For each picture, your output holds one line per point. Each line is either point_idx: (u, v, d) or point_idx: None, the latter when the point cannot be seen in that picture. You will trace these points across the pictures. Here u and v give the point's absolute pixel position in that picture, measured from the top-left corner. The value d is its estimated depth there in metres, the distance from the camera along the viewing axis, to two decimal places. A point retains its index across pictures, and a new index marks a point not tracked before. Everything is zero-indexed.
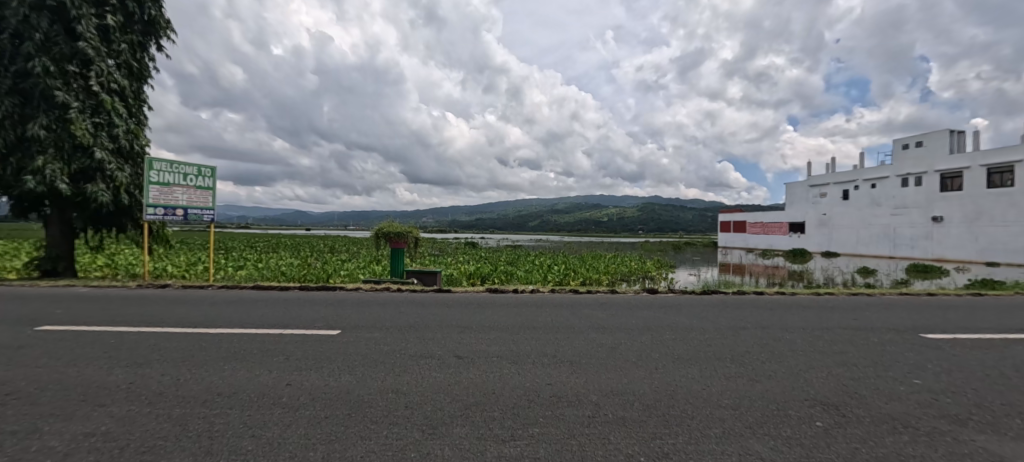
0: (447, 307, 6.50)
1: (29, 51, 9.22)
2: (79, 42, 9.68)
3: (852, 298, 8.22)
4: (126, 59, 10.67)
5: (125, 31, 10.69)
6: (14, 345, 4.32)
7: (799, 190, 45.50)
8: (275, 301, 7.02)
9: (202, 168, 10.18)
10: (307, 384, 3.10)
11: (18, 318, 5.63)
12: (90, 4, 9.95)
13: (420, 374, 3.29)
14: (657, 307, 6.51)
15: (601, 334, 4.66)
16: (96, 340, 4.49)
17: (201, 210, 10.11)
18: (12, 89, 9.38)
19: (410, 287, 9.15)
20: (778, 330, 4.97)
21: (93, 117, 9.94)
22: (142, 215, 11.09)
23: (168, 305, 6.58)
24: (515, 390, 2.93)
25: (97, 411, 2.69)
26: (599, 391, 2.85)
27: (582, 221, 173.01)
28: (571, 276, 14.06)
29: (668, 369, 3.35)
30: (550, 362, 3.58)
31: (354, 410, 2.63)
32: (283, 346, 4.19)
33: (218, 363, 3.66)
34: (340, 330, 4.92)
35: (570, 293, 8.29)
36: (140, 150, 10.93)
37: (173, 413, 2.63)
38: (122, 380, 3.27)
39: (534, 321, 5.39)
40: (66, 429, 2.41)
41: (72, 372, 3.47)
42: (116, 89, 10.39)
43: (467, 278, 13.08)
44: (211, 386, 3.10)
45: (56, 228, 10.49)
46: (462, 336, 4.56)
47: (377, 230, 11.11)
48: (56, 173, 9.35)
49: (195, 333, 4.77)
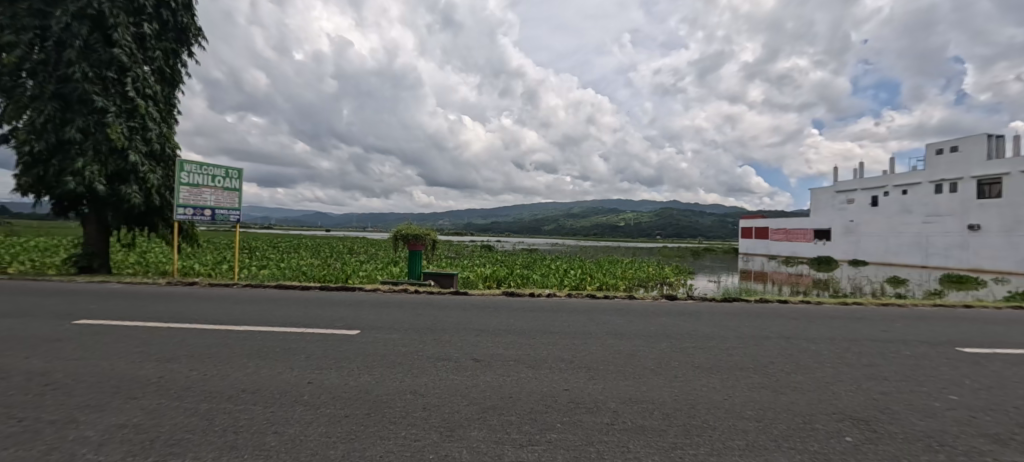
0: (463, 309, 6.53)
1: (71, 57, 9.75)
2: (116, 49, 10.14)
3: (882, 308, 7.88)
4: (160, 65, 11.12)
5: (159, 39, 11.14)
6: (54, 338, 4.56)
7: (825, 196, 44.09)
8: (295, 300, 7.16)
9: (229, 170, 10.54)
10: (328, 383, 3.16)
11: (53, 312, 5.87)
12: (127, 12, 10.40)
13: (437, 377, 3.30)
14: (676, 314, 6.42)
15: (619, 340, 4.61)
16: (128, 335, 4.68)
17: (228, 211, 10.46)
18: (54, 93, 9.93)
19: (426, 289, 9.18)
20: (802, 340, 4.84)
21: (128, 121, 10.38)
22: (173, 215, 11.48)
23: (192, 303, 6.78)
24: (531, 394, 2.91)
25: (129, 403, 2.80)
26: (617, 398, 2.82)
27: (599, 225, 171.33)
28: (587, 281, 13.99)
29: (687, 377, 3.30)
30: (568, 367, 3.58)
31: (373, 410, 2.66)
32: (305, 345, 4.29)
33: (242, 360, 3.76)
34: (359, 330, 5.00)
35: (586, 299, 8.18)
36: (171, 153, 11.30)
37: (199, 408, 2.72)
38: (154, 374, 3.40)
39: (551, 326, 5.37)
40: (100, 421, 2.51)
41: (107, 365, 3.64)
42: (150, 94, 10.80)
43: (483, 281, 13.09)
44: (236, 382, 3.20)
45: (90, 226, 10.90)
46: (478, 340, 4.57)
47: (396, 232, 11.28)
48: (93, 174, 9.81)
49: (221, 330, 4.90)
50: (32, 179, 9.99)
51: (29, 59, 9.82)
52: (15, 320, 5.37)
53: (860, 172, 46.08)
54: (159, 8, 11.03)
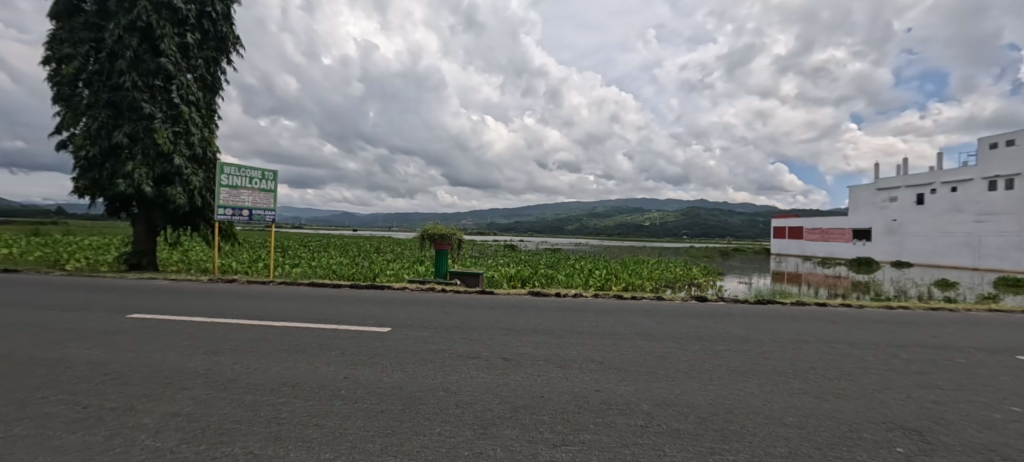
0: (490, 309, 6.57)
1: (122, 68, 10.41)
2: (162, 58, 10.74)
3: (932, 313, 7.42)
4: (202, 73, 11.70)
5: (202, 48, 11.72)
6: (112, 330, 4.89)
7: (865, 194, 41.93)
8: (327, 298, 7.39)
9: (265, 172, 11.00)
10: (363, 379, 3.25)
11: (109, 306, 6.29)
12: (172, 23, 10.98)
13: (468, 375, 3.35)
14: (708, 316, 6.25)
15: (649, 342, 4.54)
16: (177, 329, 4.96)
17: (264, 211, 10.92)
18: (107, 101, 10.61)
19: (453, 288, 9.30)
20: (844, 344, 4.63)
21: (173, 126, 10.98)
22: (213, 216, 12.05)
23: (233, 299, 7.11)
24: (563, 394, 2.91)
25: (180, 393, 2.97)
26: (650, 401, 2.77)
27: (623, 224, 168.74)
28: (613, 281, 13.82)
29: (723, 381, 3.22)
30: (597, 368, 3.55)
31: (407, 406, 2.72)
32: (340, 342, 4.43)
33: (281, 355, 3.92)
34: (390, 328, 5.12)
35: (614, 299, 8.07)
36: (212, 156, 11.88)
37: (245, 399, 2.85)
38: (201, 366, 3.59)
39: (579, 326, 5.34)
40: (155, 409, 2.67)
41: (159, 356, 3.87)
42: (193, 100, 11.39)
43: (508, 280, 13.16)
44: (276, 376, 3.34)
45: (138, 226, 11.54)
46: (507, 339, 4.60)
47: (423, 231, 11.46)
48: (142, 177, 10.42)
49: (261, 326, 5.12)
50: (88, 182, 10.71)
51: (86, 70, 10.53)
52: (76, 313, 5.78)
53: (904, 168, 43.60)
54: (201, 18, 11.59)
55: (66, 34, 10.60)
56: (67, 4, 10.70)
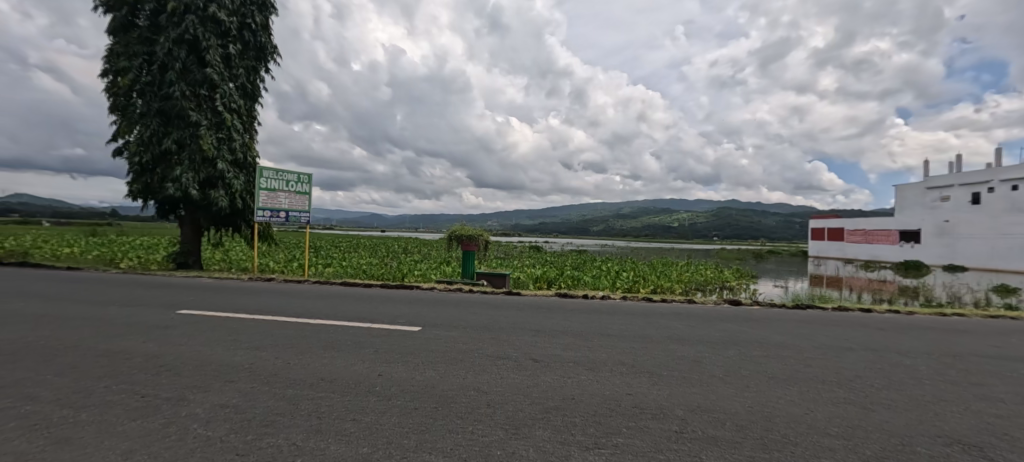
0: (517, 310, 6.60)
1: (172, 78, 11.10)
2: (208, 69, 11.39)
3: (990, 321, 6.91)
4: (243, 81, 12.31)
5: (243, 58, 12.34)
6: (164, 325, 5.22)
7: (912, 193, 39.47)
8: (360, 297, 7.62)
9: (300, 175, 11.51)
10: (396, 377, 3.34)
11: (161, 302, 6.71)
12: (216, 35, 11.62)
13: (498, 375, 3.38)
14: (742, 320, 6.05)
15: (681, 346, 4.43)
16: (221, 325, 5.24)
17: (298, 213, 11.43)
18: (158, 110, 11.31)
19: (480, 289, 9.40)
20: (892, 353, 4.37)
21: (217, 132, 11.60)
22: (252, 218, 12.64)
23: (272, 297, 7.43)
24: (594, 397, 2.89)
25: (227, 386, 3.13)
26: (684, 406, 2.72)
27: (650, 226, 165.27)
28: (640, 283, 13.60)
29: (762, 388, 3.10)
30: (628, 371, 3.50)
31: (440, 404, 2.77)
32: (373, 340, 4.57)
33: (318, 352, 4.08)
34: (420, 327, 5.23)
35: (643, 302, 7.95)
36: (252, 160, 12.48)
37: (286, 393, 2.99)
38: (245, 361, 3.78)
39: (608, 328, 5.28)
40: (205, 400, 2.84)
41: (206, 350, 4.10)
42: (235, 108, 12.00)
43: (533, 282, 13.17)
44: (314, 372, 3.47)
45: (185, 228, 12.22)
46: (535, 340, 4.61)
47: (450, 232, 11.63)
48: (189, 181, 11.05)
49: (298, 323, 5.34)
50: (141, 186, 11.45)
51: (139, 81, 11.28)
52: (131, 308, 6.20)
53: (958, 166, 40.76)
54: (243, 30, 12.22)
55: (122, 48, 11.39)
56: (123, 21, 11.49)
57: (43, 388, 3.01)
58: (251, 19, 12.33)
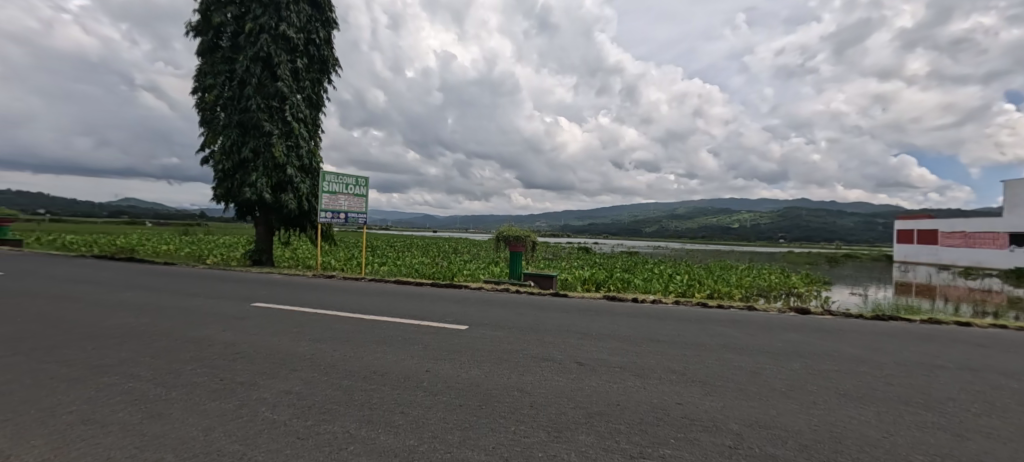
0: (564, 311, 6.55)
1: (249, 93, 12.26)
2: (279, 83, 12.44)
3: None
4: (309, 93, 13.33)
5: (308, 71, 13.36)
6: (240, 316, 5.78)
7: None
8: (412, 295, 7.96)
9: (358, 178, 12.24)
10: (443, 373, 3.44)
11: (239, 296, 7.45)
12: (286, 51, 12.66)
13: (542, 377, 3.37)
14: (809, 330, 5.55)
15: (738, 355, 4.16)
16: (287, 317, 5.70)
17: (357, 214, 12.17)
18: (237, 122, 12.54)
19: (527, 289, 9.45)
20: (995, 373, 3.79)
21: (287, 141, 12.66)
22: (317, 219, 13.65)
23: (333, 293, 7.99)
24: (640, 404, 2.79)
25: (292, 374, 3.41)
26: (740, 420, 2.55)
27: (708, 227, 156.27)
28: (696, 287, 12.95)
29: (831, 405, 2.83)
30: (678, 380, 3.35)
31: (484, 403, 2.82)
32: (422, 336, 4.75)
33: (371, 346, 4.31)
34: (467, 326, 5.36)
35: (696, 307, 7.57)
36: (316, 166, 13.48)
37: (341, 384, 3.18)
38: (307, 351, 4.08)
39: (657, 333, 5.09)
40: (273, 386, 3.11)
41: (275, 341, 4.48)
42: (302, 117, 13.01)
43: (581, 283, 13.00)
44: (368, 365, 3.67)
45: (259, 228, 13.40)
46: (580, 343, 4.55)
47: (498, 233, 11.80)
48: (262, 186, 12.13)
49: (355, 318, 5.69)
50: (223, 191, 12.74)
51: (223, 97, 12.58)
52: (216, 300, 6.95)
53: None
54: (308, 45, 13.23)
55: (208, 68, 12.74)
56: (209, 43, 12.87)
57: (142, 368, 3.46)
58: (316, 35, 13.30)
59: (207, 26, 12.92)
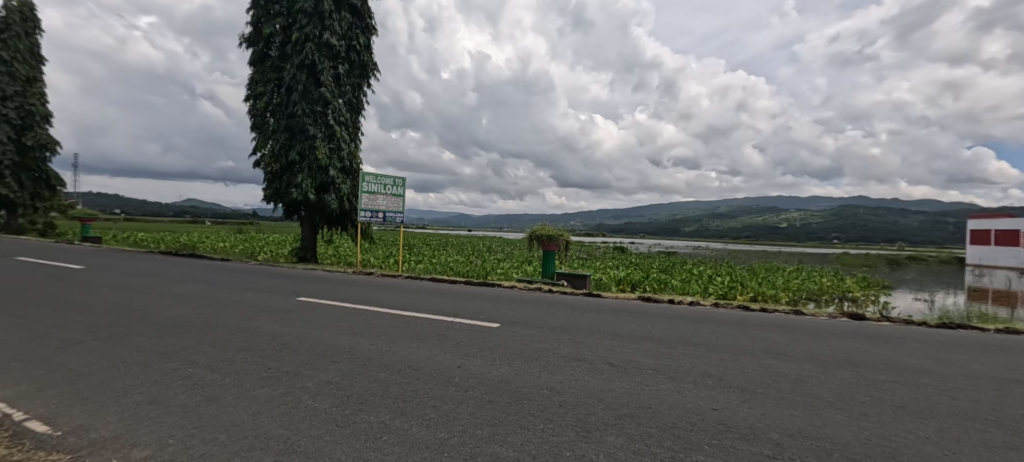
0: (597, 312, 6.47)
1: (295, 98, 12.95)
2: (322, 88, 13.08)
3: None
4: (350, 97, 13.92)
5: (349, 76, 13.95)
6: (287, 309, 6.15)
7: None
8: (446, 293, 8.12)
9: (395, 179, 12.65)
10: (474, 369, 3.51)
11: (286, 290, 7.91)
12: (328, 58, 13.28)
13: (573, 376, 3.36)
14: (864, 338, 5.17)
15: (782, 362, 3.95)
16: (329, 312, 6.00)
17: (394, 214, 12.57)
18: (285, 127, 13.29)
19: (559, 289, 9.40)
20: None
21: (330, 144, 13.28)
22: (357, 218, 14.23)
23: (371, 290, 8.30)
24: (673, 409, 2.72)
25: (333, 365, 3.59)
26: (781, 429, 2.43)
27: (752, 226, 148.68)
28: (738, 289, 12.36)
29: (885, 419, 2.63)
30: (715, 385, 3.23)
31: (513, 400, 2.85)
32: (454, 333, 4.86)
33: (406, 341, 4.46)
34: (498, 324, 5.41)
35: (737, 310, 7.24)
36: (356, 167, 14.06)
37: (378, 376, 3.32)
38: (346, 345, 4.29)
39: (694, 337, 4.92)
40: (316, 376, 3.29)
41: (317, 334, 4.73)
42: (343, 121, 13.62)
43: (616, 284, 12.76)
44: (403, 359, 3.80)
45: (304, 227, 14.14)
46: (612, 344, 4.48)
47: (531, 232, 11.80)
48: (308, 187, 12.79)
49: (391, 314, 5.90)
50: (272, 192, 13.55)
51: (272, 103, 13.36)
52: (265, 294, 7.42)
53: None
54: (349, 51, 13.81)
55: (259, 77, 13.58)
56: (260, 53, 13.71)
57: (200, 356, 3.75)
58: (356, 42, 13.87)
59: (258, 38, 13.78)
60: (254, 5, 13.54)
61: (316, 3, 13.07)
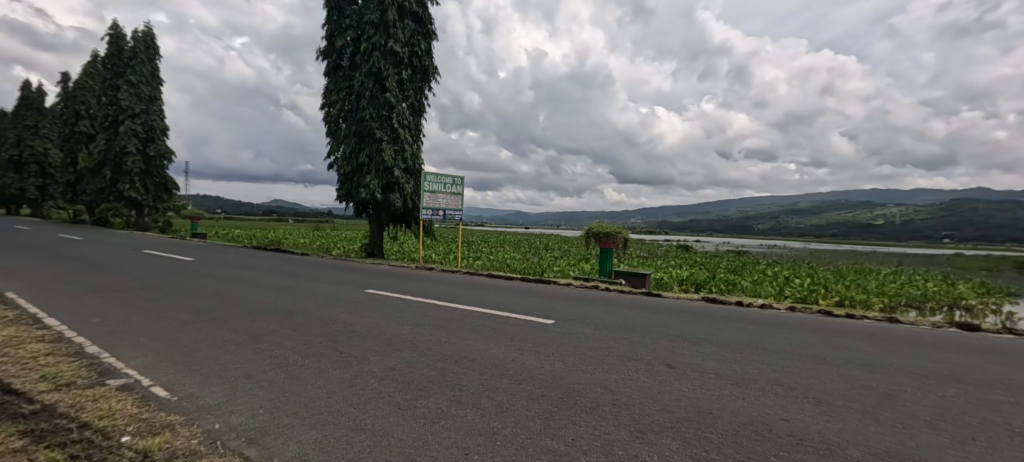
0: (657, 312, 6.23)
1: (364, 105, 13.89)
2: (388, 94, 13.89)
3: None
4: (412, 101, 14.65)
5: (412, 81, 14.67)
6: (357, 300, 6.64)
7: None
8: (502, 289, 8.28)
9: (454, 178, 13.09)
10: (528, 364, 3.57)
11: (356, 283, 8.55)
12: (393, 65, 14.04)
13: (628, 376, 3.29)
14: (980, 352, 4.44)
15: (868, 373, 3.54)
16: (394, 304, 6.38)
17: (454, 212, 13.03)
18: (355, 131, 14.30)
19: (617, 288, 9.17)
20: None
21: (394, 146, 14.10)
22: (419, 216, 14.96)
23: (432, 284, 8.70)
24: (736, 416, 2.56)
25: (396, 353, 3.84)
26: (863, 447, 2.20)
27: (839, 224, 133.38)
28: (820, 292, 11.19)
29: (998, 444, 2.27)
30: (787, 394, 2.98)
31: (566, 396, 2.86)
32: (509, 328, 4.94)
33: (463, 334, 4.63)
34: (553, 321, 5.42)
35: (817, 316, 6.58)
36: (418, 167, 14.79)
37: (436, 365, 3.50)
38: (408, 335, 4.55)
39: (766, 342, 4.56)
40: (380, 362, 3.54)
41: (383, 324, 5.06)
42: (406, 123, 14.37)
43: (679, 284, 12.15)
44: (460, 350, 3.95)
45: (372, 224, 15.13)
46: (673, 345, 4.30)
47: (588, 230, 11.61)
48: (375, 186, 13.69)
49: (449, 308, 6.13)
50: (344, 192, 14.65)
51: (343, 110, 14.43)
52: (338, 286, 8.08)
53: None
54: (412, 57, 14.51)
55: (333, 86, 14.75)
56: (333, 64, 14.85)
57: (285, 339, 4.20)
58: (418, 47, 14.53)
59: (332, 50, 14.93)
60: (328, 20, 14.69)
61: (382, 14, 13.89)
